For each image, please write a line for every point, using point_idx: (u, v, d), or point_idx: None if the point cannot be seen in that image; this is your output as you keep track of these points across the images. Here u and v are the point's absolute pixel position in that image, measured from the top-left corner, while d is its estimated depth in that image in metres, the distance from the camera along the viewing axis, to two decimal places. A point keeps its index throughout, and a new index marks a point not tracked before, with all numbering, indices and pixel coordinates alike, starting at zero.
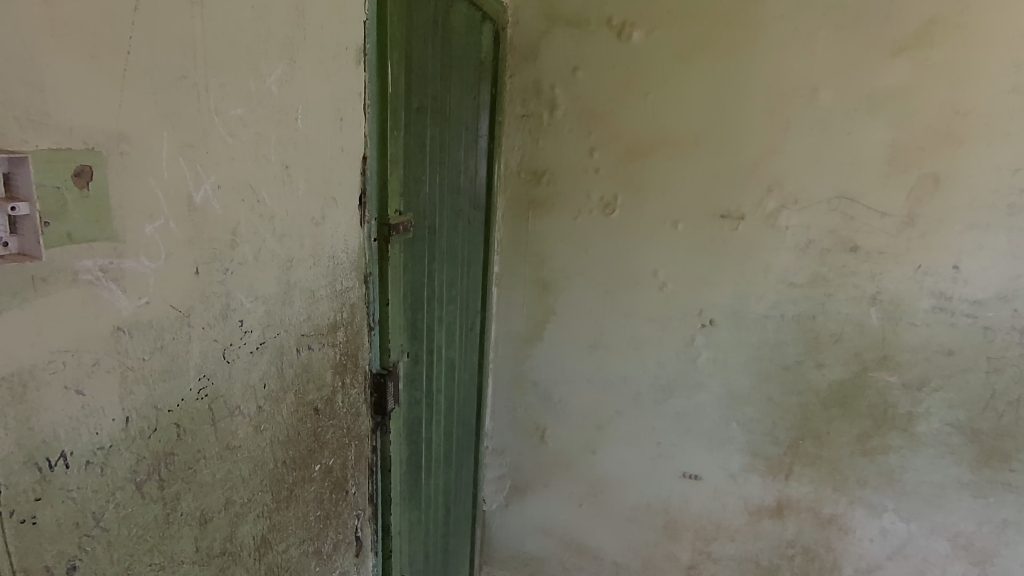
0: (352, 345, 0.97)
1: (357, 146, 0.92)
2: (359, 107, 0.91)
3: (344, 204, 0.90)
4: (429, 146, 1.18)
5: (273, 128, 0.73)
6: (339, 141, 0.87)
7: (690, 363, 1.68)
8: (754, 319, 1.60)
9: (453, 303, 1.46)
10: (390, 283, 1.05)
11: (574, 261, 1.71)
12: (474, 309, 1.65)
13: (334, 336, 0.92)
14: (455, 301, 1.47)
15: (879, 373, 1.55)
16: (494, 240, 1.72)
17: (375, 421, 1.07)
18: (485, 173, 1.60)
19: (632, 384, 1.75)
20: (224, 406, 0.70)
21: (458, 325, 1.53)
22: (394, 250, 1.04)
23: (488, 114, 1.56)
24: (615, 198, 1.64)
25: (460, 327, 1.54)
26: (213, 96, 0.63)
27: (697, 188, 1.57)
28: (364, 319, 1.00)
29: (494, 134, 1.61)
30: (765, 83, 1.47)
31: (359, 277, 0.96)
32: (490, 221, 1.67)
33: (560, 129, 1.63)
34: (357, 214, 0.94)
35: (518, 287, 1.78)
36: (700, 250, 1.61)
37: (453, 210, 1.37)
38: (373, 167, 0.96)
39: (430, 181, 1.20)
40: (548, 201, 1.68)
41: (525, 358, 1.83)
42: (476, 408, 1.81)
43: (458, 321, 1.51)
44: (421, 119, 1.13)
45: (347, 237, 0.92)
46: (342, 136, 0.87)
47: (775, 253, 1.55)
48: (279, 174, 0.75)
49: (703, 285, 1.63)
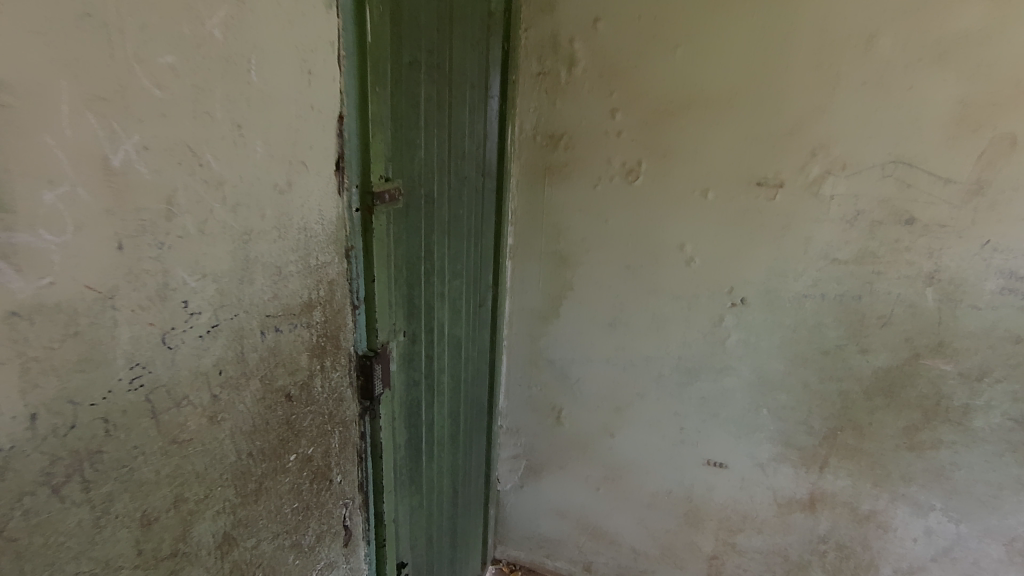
0: (332, 325, 0.89)
1: (332, 104, 0.82)
2: (333, 60, 0.80)
3: (316, 169, 0.80)
4: (425, 106, 1.07)
5: (218, 80, 0.63)
6: (307, 98, 0.77)
7: (718, 345, 1.55)
8: (791, 298, 1.46)
9: (459, 278, 1.36)
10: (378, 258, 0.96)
11: (594, 233, 1.58)
12: (484, 284, 1.56)
13: (309, 317, 0.84)
14: (461, 276, 1.38)
15: (932, 361, 1.38)
16: (507, 209, 1.60)
17: (364, 406, 1.00)
18: (496, 137, 1.48)
19: (654, 365, 1.63)
20: (168, 396, 0.63)
21: (466, 301, 1.43)
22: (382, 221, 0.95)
23: (499, 72, 1.43)
24: (639, 164, 1.49)
25: (467, 304, 1.45)
26: (130, 41, 0.53)
27: (732, 152, 1.42)
28: (346, 297, 0.91)
29: (506, 94, 1.48)
30: (813, 31, 1.29)
31: (338, 251, 0.88)
32: (504, 189, 1.56)
33: (580, 87, 1.48)
34: (335, 181, 0.85)
35: (533, 260, 1.67)
36: (733, 222, 1.46)
37: (457, 179, 1.27)
38: (352, 128, 0.86)
39: (427, 146, 1.09)
40: (567, 167, 1.55)
41: (541, 336, 1.73)
42: (489, 387, 1.73)
43: (465, 297, 1.43)
44: (412, 76, 1.01)
45: (321, 207, 0.83)
46: (312, 93, 0.78)
47: (816, 225, 1.39)
48: (229, 134, 0.65)
49: (734, 260, 1.48)
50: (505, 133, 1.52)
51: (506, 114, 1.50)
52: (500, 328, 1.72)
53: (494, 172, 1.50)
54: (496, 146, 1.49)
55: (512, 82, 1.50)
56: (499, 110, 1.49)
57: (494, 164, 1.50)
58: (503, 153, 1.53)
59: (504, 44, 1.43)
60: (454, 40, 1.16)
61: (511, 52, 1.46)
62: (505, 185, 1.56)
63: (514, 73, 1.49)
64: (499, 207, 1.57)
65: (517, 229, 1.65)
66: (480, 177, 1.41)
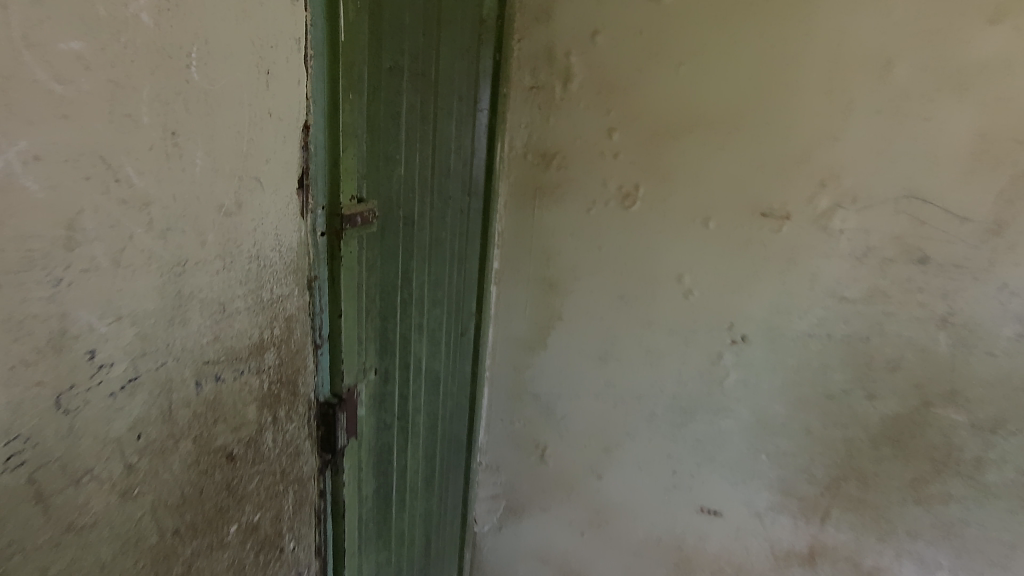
0: (288, 368, 0.76)
1: (295, 111, 0.69)
2: (298, 60, 0.68)
3: (274, 187, 0.68)
4: (406, 118, 0.95)
5: (145, 76, 0.50)
6: (264, 102, 0.64)
7: (716, 384, 1.45)
8: (795, 337, 1.36)
9: (439, 307, 1.24)
10: (347, 289, 0.83)
11: (586, 260, 1.48)
12: (466, 311, 1.44)
13: (260, 361, 0.70)
14: (441, 304, 1.25)
15: (943, 410, 1.30)
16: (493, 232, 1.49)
17: (324, 460, 0.86)
18: (484, 153, 1.37)
19: (646, 404, 1.52)
20: (62, 473, 0.48)
21: (446, 331, 1.31)
22: (352, 248, 0.82)
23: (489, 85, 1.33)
24: (636, 188, 1.39)
25: (447, 335, 1.32)
26: (19, 18, 0.40)
27: (736, 180, 1.32)
28: (306, 335, 0.78)
29: (496, 109, 1.37)
30: (825, 55, 1.21)
31: (298, 282, 0.75)
32: (490, 210, 1.45)
33: (575, 105, 1.39)
34: (296, 201, 0.72)
35: (520, 286, 1.55)
36: (735, 254, 1.36)
37: (441, 199, 1.15)
38: (320, 140, 0.74)
39: (407, 162, 0.98)
40: (559, 189, 1.45)
41: (526, 367, 1.61)
42: (468, 422, 1.60)
43: (445, 327, 1.30)
44: (393, 84, 0.90)
45: (279, 231, 0.70)
46: (271, 98, 0.65)
47: (824, 260, 1.30)
48: (158, 141, 0.53)
49: (735, 295, 1.38)
50: (493, 150, 1.41)
51: (495, 130, 1.39)
52: (482, 358, 1.59)
53: (481, 191, 1.39)
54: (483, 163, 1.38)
55: (502, 96, 1.39)
56: (488, 124, 1.38)
57: (481, 183, 1.38)
58: (491, 171, 1.41)
59: (495, 54, 1.32)
60: (441, 46, 1.05)
61: (502, 64, 1.36)
62: (491, 205, 1.45)
63: (505, 86, 1.38)
64: (485, 228, 1.45)
65: (503, 253, 1.54)
66: (466, 197, 1.30)
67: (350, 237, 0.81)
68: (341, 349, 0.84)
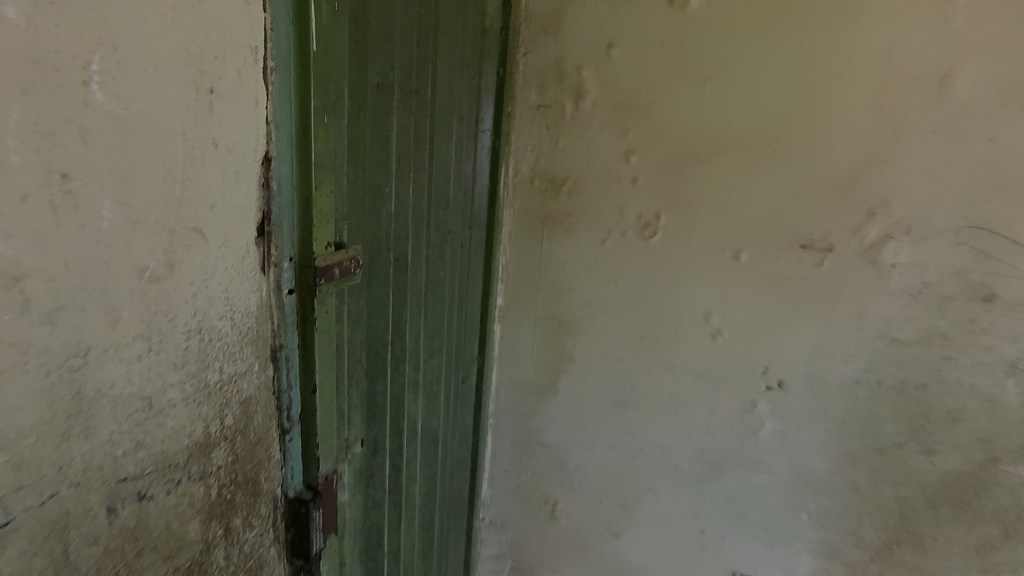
0: (246, 464, 0.60)
1: (251, 140, 0.54)
2: (256, 74, 0.53)
3: (221, 239, 0.52)
4: (397, 144, 0.80)
5: (13, 97, 0.34)
6: (207, 130, 0.49)
7: (748, 435, 1.29)
8: (839, 384, 1.20)
9: (437, 357, 1.08)
10: (324, 358, 0.67)
11: (600, 297, 1.32)
12: (465, 355, 1.29)
13: (205, 462, 0.54)
14: (439, 353, 1.09)
15: (1013, 467, 1.13)
16: (496, 265, 1.34)
17: (295, 566, 0.69)
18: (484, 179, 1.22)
19: (669, 456, 1.36)
20: None
21: (445, 382, 1.15)
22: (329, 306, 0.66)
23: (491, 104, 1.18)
24: (657, 217, 1.24)
25: (446, 385, 1.16)
26: None
27: (771, 208, 1.18)
28: (269, 419, 0.62)
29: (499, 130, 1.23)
30: (872, 68, 1.07)
31: (257, 355, 0.59)
32: (492, 241, 1.30)
33: (588, 125, 1.24)
34: (252, 252, 0.56)
35: (526, 325, 1.39)
36: (770, 290, 1.21)
37: (438, 235, 1.00)
38: (286, 175, 0.58)
39: (398, 196, 0.82)
40: (569, 218, 1.30)
41: (533, 414, 1.45)
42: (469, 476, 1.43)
43: (444, 378, 1.14)
44: (381, 103, 0.75)
45: (229, 294, 0.54)
46: (217, 123, 0.50)
47: (873, 298, 1.15)
48: (35, 188, 0.36)
49: (769, 336, 1.23)
50: (495, 175, 1.26)
51: (498, 152, 1.25)
52: (483, 404, 1.43)
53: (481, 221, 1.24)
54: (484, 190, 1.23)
55: (507, 115, 1.24)
56: (490, 146, 1.24)
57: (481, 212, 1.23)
58: (492, 198, 1.27)
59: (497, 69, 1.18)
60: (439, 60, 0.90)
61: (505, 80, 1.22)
62: (494, 236, 1.30)
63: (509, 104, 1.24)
64: (486, 262, 1.30)
65: (507, 288, 1.38)
66: (466, 230, 1.14)
67: (326, 294, 0.65)
68: (316, 430, 0.68)
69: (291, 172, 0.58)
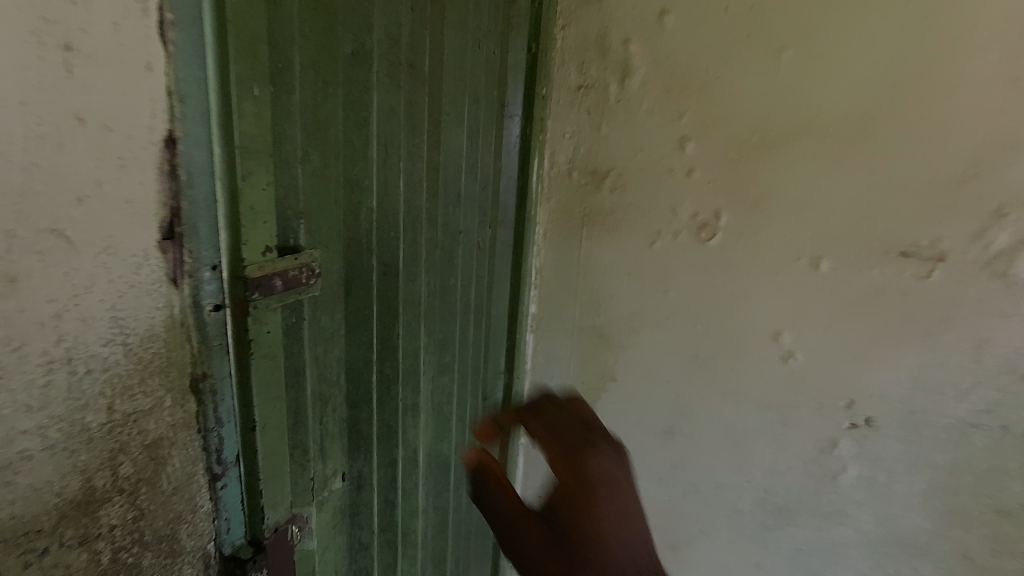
0: (156, 521, 0.48)
1: (141, 114, 0.41)
2: (146, 26, 0.40)
3: (101, 245, 0.41)
4: (380, 127, 0.66)
5: None
6: (63, 98, 0.36)
7: (825, 481, 1.06)
8: (949, 428, 0.96)
9: (447, 374, 0.94)
10: (269, 388, 0.54)
11: (647, 308, 1.14)
12: (488, 369, 1.15)
13: (85, 522, 0.43)
14: (450, 369, 0.95)
15: None
16: (527, 269, 1.18)
17: None
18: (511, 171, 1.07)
19: (726, 496, 1.16)
20: None
21: (459, 402, 1.01)
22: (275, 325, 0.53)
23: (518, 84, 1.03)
24: (716, 216, 1.04)
25: (461, 405, 1.02)
26: None
27: (864, 205, 0.95)
28: (191, 464, 0.51)
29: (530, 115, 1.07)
30: (1012, 24, 0.82)
31: (169, 387, 0.47)
32: (521, 241, 1.15)
33: (635, 107, 1.05)
34: (154, 260, 0.44)
35: (562, 337, 1.23)
36: (858, 307, 0.98)
37: (446, 236, 0.85)
38: (203, 160, 0.45)
39: (382, 190, 0.69)
40: (612, 217, 1.12)
41: None
42: None
43: (458, 397, 1.00)
44: (354, 76, 0.61)
45: (119, 315, 0.43)
46: (82, 90, 0.38)
47: (1000, 321, 0.90)
48: None
49: (857, 362, 1.00)
50: (524, 166, 1.11)
51: (528, 141, 1.09)
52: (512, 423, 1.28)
53: (506, 218, 1.09)
54: (510, 183, 1.08)
55: (540, 97, 1.08)
56: (520, 134, 1.08)
57: (507, 209, 1.09)
58: (521, 192, 1.12)
59: (525, 44, 1.03)
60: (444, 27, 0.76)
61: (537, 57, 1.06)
62: (523, 235, 1.15)
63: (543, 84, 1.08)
64: (513, 264, 1.16)
65: (540, 295, 1.22)
66: (486, 230, 1.00)
67: (268, 312, 0.52)
68: (260, 474, 0.56)
69: (208, 158, 0.46)
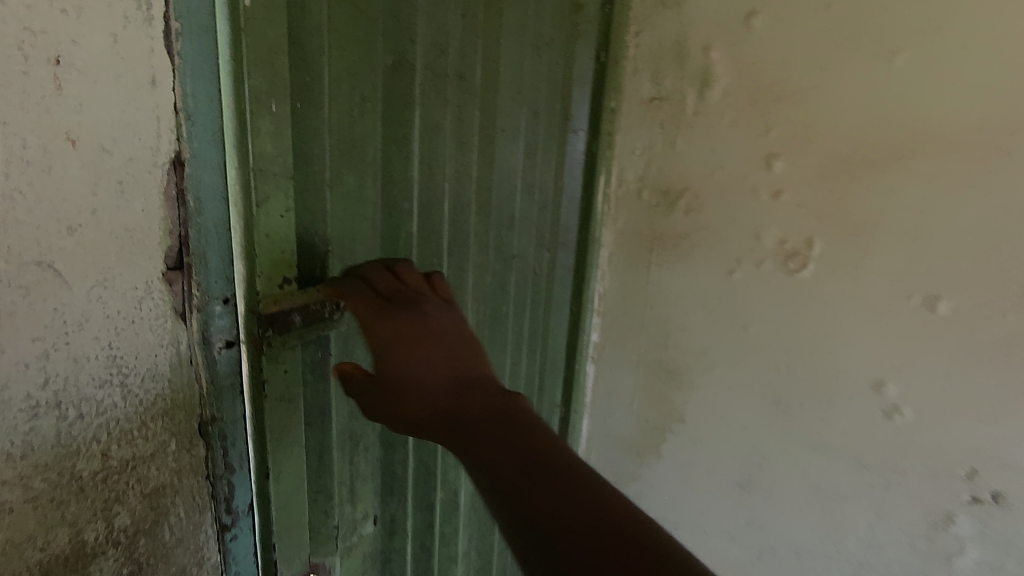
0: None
1: (141, 133, 0.37)
2: (150, 37, 0.37)
3: (97, 277, 0.37)
4: (422, 144, 0.60)
5: None
6: (48, 117, 0.33)
7: (936, 560, 0.90)
8: None
9: None
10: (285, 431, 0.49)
11: (723, 343, 1.01)
12: (540, 400, 1.07)
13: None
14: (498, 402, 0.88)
15: None
16: (589, 295, 1.09)
17: None
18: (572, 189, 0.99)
19: (811, 564, 1.01)
20: None
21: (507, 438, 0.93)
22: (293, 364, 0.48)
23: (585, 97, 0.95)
24: (808, 244, 0.91)
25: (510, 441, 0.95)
26: None
27: (996, 238, 0.79)
28: (197, 514, 0.46)
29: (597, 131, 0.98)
30: None
31: (174, 431, 0.43)
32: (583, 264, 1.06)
33: (716, 121, 0.94)
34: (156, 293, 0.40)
35: (625, 369, 1.12)
36: (986, 358, 0.82)
37: (497, 260, 0.79)
38: (213, 184, 0.42)
39: (424, 213, 0.63)
40: (685, 241, 1.01)
41: (629, 480, 1.17)
42: None
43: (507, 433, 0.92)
44: (393, 89, 0.56)
45: (118, 354, 0.39)
46: (75, 108, 0.34)
47: None
48: None
49: (981, 424, 0.84)
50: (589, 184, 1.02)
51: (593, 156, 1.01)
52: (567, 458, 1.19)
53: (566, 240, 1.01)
54: (570, 202, 1.00)
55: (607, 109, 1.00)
56: (584, 150, 1.00)
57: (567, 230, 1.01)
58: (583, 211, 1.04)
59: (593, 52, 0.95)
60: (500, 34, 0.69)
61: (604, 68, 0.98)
62: (584, 258, 1.06)
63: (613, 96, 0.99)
64: (573, 289, 1.07)
65: (602, 322, 1.12)
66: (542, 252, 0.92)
67: (283, 349, 0.47)
68: (273, 524, 0.51)
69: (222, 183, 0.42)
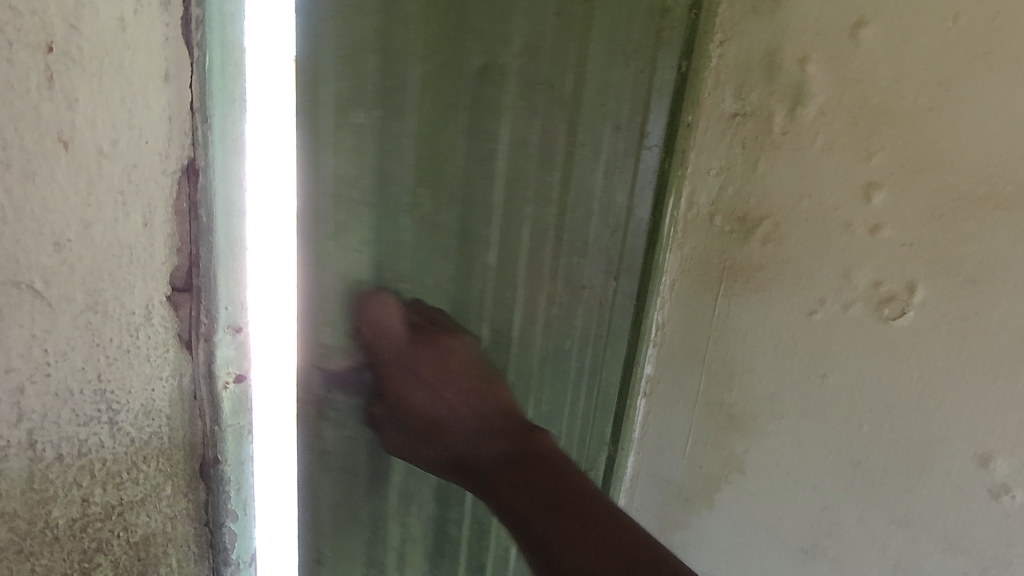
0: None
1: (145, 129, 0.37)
2: (165, 24, 0.37)
3: (87, 316, 0.37)
4: (472, 161, 0.53)
5: None
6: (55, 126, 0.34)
7: None
8: None
9: None
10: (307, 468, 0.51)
11: (795, 392, 0.89)
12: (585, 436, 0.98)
13: None
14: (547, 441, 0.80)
15: None
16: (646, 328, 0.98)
17: None
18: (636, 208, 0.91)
19: None
20: None
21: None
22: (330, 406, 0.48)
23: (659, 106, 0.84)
24: (909, 288, 0.79)
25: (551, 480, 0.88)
26: None
27: None
28: (192, 549, 0.45)
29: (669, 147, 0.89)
30: None
31: (167, 470, 0.43)
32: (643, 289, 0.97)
33: (808, 142, 0.83)
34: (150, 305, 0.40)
35: (680, 410, 1.01)
36: None
37: (557, 286, 0.71)
38: (226, 189, 0.40)
39: (465, 235, 0.55)
40: (762, 274, 0.89)
41: (675, 532, 1.04)
42: None
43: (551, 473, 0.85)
44: (441, 95, 0.49)
45: (109, 394, 0.39)
46: (56, 136, 0.34)
47: None
48: None
49: None
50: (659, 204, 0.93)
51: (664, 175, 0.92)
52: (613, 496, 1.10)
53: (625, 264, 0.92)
54: (633, 223, 0.92)
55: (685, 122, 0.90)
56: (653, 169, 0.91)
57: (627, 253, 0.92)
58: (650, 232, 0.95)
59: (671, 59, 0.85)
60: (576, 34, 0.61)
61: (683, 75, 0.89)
62: (646, 284, 0.97)
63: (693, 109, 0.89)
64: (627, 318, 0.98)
65: (659, 356, 1.00)
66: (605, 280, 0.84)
67: (348, 421, 0.50)
68: None
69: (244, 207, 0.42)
